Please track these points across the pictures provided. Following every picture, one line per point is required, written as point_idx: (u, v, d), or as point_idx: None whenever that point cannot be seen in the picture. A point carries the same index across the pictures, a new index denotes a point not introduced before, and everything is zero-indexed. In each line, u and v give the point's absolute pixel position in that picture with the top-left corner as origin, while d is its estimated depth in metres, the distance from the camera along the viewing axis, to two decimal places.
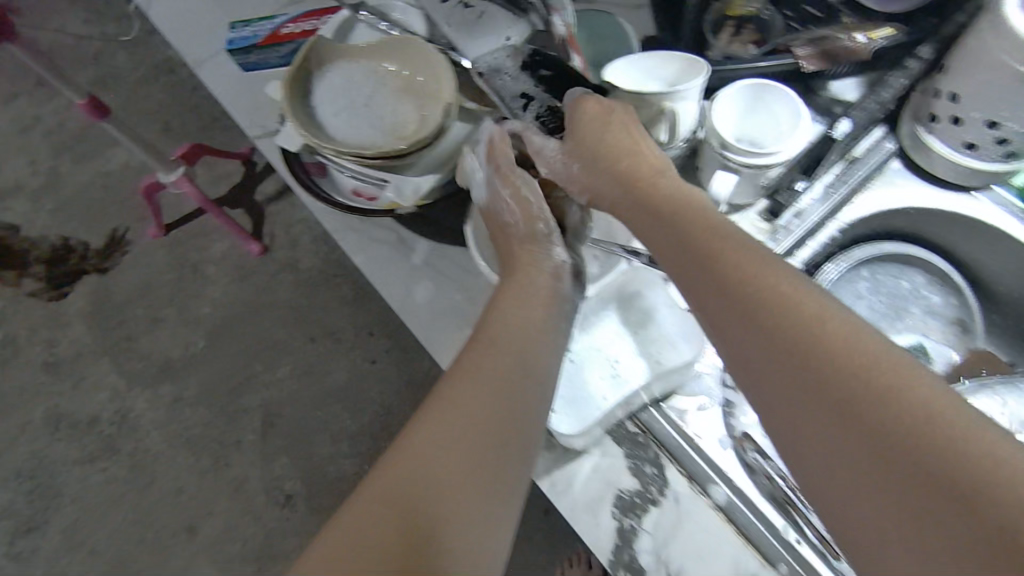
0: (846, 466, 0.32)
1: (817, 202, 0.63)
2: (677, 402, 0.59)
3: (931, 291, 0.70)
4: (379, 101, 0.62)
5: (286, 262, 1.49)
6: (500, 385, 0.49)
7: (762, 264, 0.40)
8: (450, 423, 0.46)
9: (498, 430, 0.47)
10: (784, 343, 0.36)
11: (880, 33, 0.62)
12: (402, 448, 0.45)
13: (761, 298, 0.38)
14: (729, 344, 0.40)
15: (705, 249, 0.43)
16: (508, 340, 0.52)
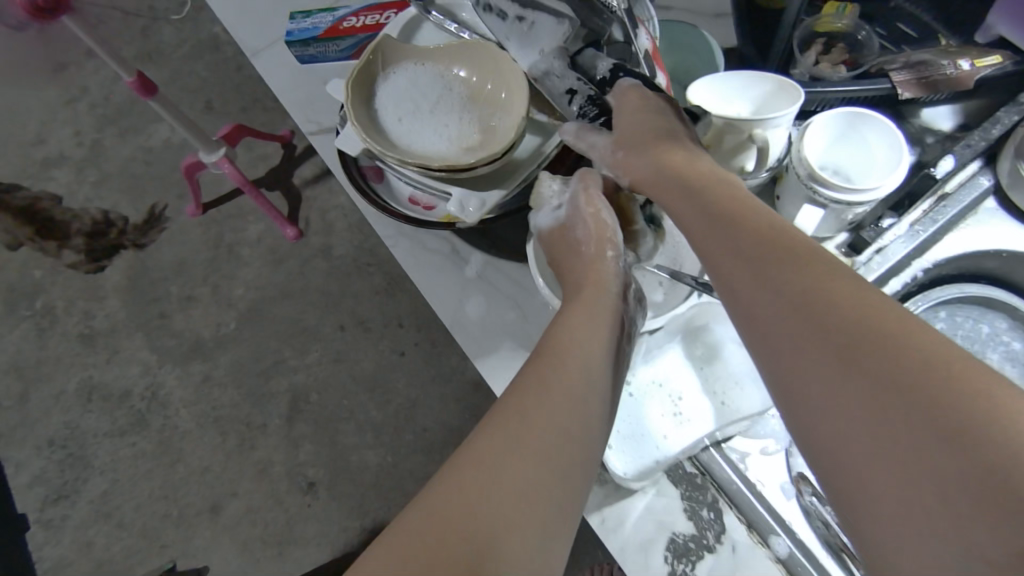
0: (853, 425, 0.30)
1: (902, 243, 0.59)
2: (738, 444, 0.56)
3: (1012, 335, 0.64)
4: (445, 107, 0.60)
5: (322, 248, 1.48)
6: (569, 394, 0.44)
7: (816, 257, 0.37)
8: (514, 434, 0.40)
9: (565, 445, 0.41)
10: (834, 338, 0.32)
11: (987, 60, 0.59)
12: (461, 461, 0.39)
13: (811, 291, 0.35)
14: (771, 341, 0.36)
15: (752, 237, 0.40)
16: (574, 345, 0.47)
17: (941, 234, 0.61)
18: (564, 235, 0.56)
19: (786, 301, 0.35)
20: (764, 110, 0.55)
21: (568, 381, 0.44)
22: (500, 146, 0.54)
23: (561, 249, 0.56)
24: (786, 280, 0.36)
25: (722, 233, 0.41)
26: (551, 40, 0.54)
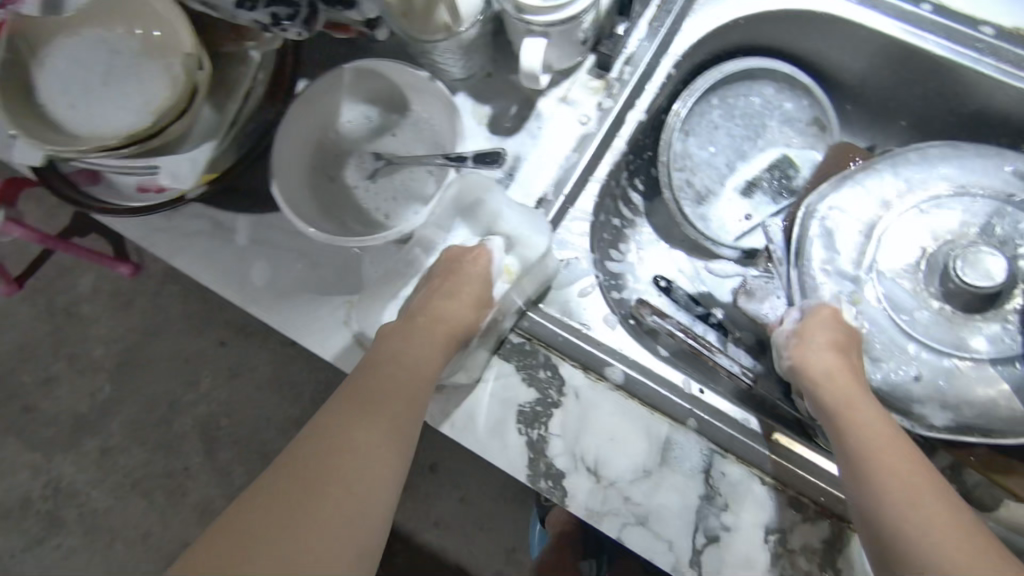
0: (916, 490, 0.41)
1: (640, 40, 0.59)
2: (555, 300, 0.57)
3: (782, 98, 0.67)
4: (118, 74, 0.50)
5: (170, 271, 1.22)
6: (397, 408, 0.45)
7: (903, 444, 0.44)
8: (333, 441, 0.42)
9: (387, 454, 0.43)
10: (875, 439, 0.44)
11: None
12: (280, 474, 0.41)
13: (886, 447, 0.44)
14: (877, 446, 0.44)
15: (827, 375, 0.49)
16: (406, 352, 0.47)
17: (680, 24, 0.60)
18: (469, 277, 0.50)
19: (862, 425, 0.45)
20: None
21: (395, 394, 0.45)
22: (176, 95, 0.47)
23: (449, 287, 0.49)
24: (875, 452, 0.44)
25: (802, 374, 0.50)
26: None
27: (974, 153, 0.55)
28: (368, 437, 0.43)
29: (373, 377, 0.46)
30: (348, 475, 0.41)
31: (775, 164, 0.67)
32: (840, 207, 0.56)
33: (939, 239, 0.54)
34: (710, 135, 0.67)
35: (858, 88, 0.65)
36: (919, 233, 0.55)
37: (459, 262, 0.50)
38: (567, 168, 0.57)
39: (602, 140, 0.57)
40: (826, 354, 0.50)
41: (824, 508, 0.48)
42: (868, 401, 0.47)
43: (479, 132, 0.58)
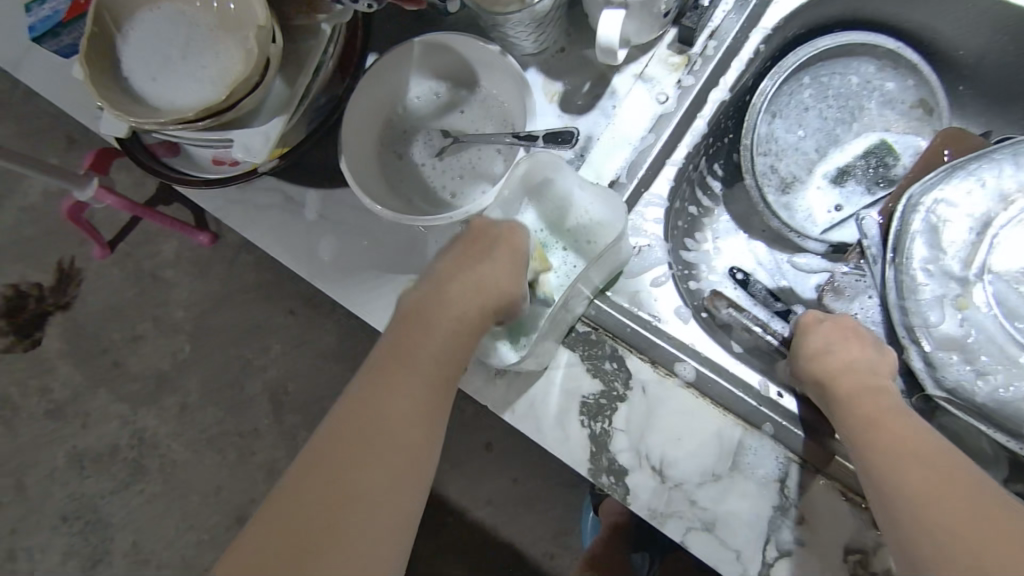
0: (919, 481, 0.37)
1: (724, 13, 0.55)
2: (624, 288, 0.54)
3: (883, 78, 0.61)
4: (196, 48, 0.50)
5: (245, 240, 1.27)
6: (423, 395, 0.42)
7: (911, 434, 0.40)
8: (359, 438, 0.40)
9: (414, 443, 0.41)
10: (896, 451, 0.40)
11: None
12: (304, 473, 0.39)
13: (887, 440, 0.40)
14: (875, 441, 0.41)
15: (844, 394, 0.44)
16: (430, 335, 0.44)
17: None
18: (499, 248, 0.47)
19: (883, 440, 0.40)
20: None
21: (423, 381, 0.43)
22: (249, 66, 0.47)
23: (477, 265, 0.46)
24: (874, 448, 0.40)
25: (817, 389, 0.46)
26: None
27: None
28: (395, 428, 0.41)
29: (396, 359, 0.43)
30: (376, 474, 0.39)
31: (870, 151, 0.62)
32: (949, 200, 0.50)
33: None
34: (800, 117, 0.62)
35: (977, 65, 0.58)
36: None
37: (488, 242, 0.47)
38: (641, 149, 0.53)
39: (681, 119, 0.54)
40: (835, 368, 0.46)
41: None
42: (878, 402, 0.43)
43: (550, 111, 0.56)
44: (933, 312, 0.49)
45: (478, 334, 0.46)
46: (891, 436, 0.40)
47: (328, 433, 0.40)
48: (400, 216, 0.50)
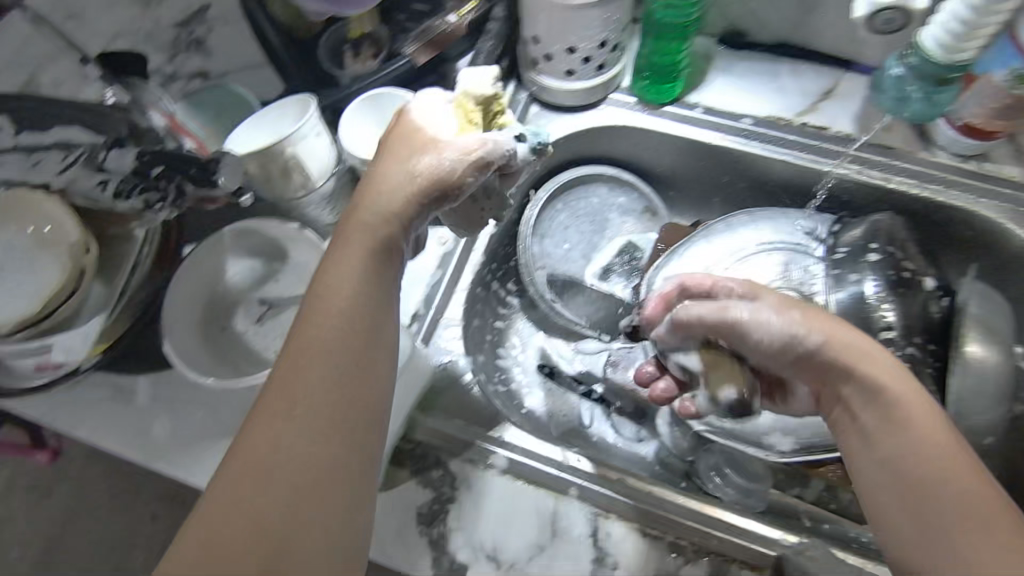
0: (952, 489, 0.43)
1: None
2: (438, 405, 0.61)
3: (616, 195, 0.80)
4: (12, 267, 0.55)
5: (92, 452, 1.19)
6: (348, 328, 0.45)
7: (943, 443, 0.44)
8: (280, 421, 0.42)
9: (354, 376, 0.44)
10: (927, 463, 0.44)
11: (466, 8, 0.69)
12: (256, 435, 0.42)
13: (925, 444, 0.45)
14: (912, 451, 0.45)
15: (884, 389, 0.46)
16: (339, 295, 0.45)
17: None
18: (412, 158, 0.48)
19: (921, 470, 0.44)
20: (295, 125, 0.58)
21: (343, 325, 0.45)
22: (62, 278, 0.53)
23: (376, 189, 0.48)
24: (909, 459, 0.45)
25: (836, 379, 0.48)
26: (55, 164, 0.57)
27: (766, 215, 0.69)
28: (329, 380, 0.43)
29: (317, 305, 0.45)
30: (321, 448, 0.42)
31: (624, 249, 0.78)
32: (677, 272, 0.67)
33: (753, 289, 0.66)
34: (564, 233, 0.78)
35: (674, 177, 0.78)
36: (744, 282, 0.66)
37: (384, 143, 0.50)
38: (432, 282, 0.65)
39: (460, 255, 0.67)
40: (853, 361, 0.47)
41: (703, 545, 0.53)
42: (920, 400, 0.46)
43: None
44: None
45: (387, 248, 0.47)
46: (915, 460, 0.44)
47: (272, 393, 0.43)
48: (231, 382, 0.55)
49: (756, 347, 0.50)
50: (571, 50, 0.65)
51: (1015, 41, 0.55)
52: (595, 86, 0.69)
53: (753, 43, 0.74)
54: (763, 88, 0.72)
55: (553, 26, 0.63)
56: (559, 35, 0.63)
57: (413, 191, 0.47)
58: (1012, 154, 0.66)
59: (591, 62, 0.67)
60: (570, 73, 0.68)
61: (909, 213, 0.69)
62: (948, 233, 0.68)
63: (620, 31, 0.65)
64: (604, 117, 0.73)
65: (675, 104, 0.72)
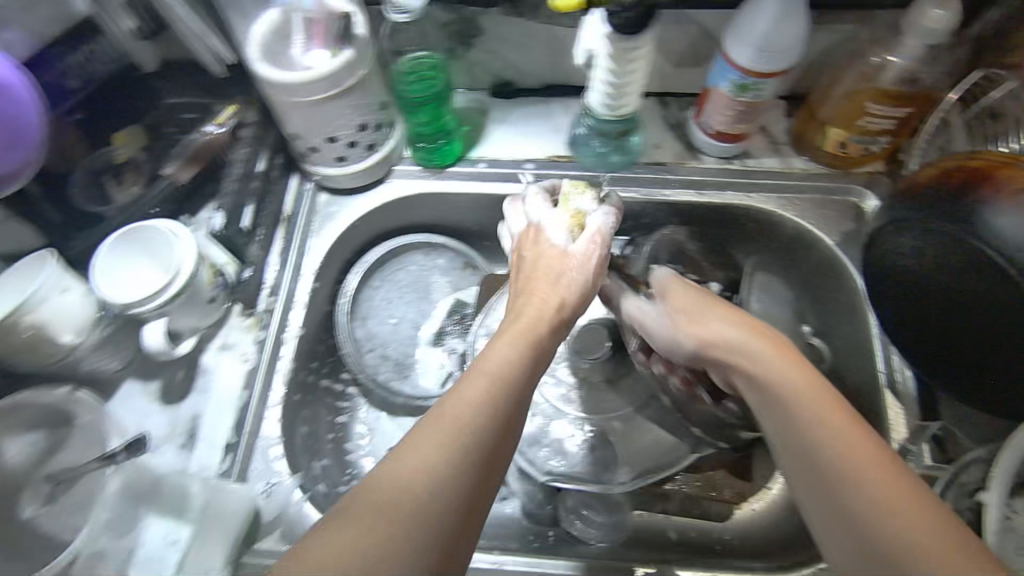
0: (854, 460, 0.41)
1: (274, 271, 0.69)
2: (265, 539, 0.58)
3: (432, 258, 0.79)
4: None
5: None
6: (507, 397, 0.45)
7: (835, 412, 0.44)
8: (428, 456, 0.40)
9: (496, 438, 0.43)
10: (832, 427, 0.43)
11: (223, 115, 0.67)
12: (400, 462, 0.40)
13: (822, 416, 0.44)
14: (806, 427, 0.44)
15: (759, 371, 0.48)
16: (490, 362, 0.47)
17: (307, 245, 0.71)
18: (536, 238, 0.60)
19: (822, 444, 0.43)
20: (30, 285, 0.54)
21: (506, 387, 0.45)
22: None
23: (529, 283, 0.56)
24: (808, 434, 0.43)
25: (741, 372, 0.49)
26: None
27: None
28: (480, 429, 0.42)
29: (485, 356, 0.47)
30: (460, 502, 0.39)
31: (452, 309, 0.79)
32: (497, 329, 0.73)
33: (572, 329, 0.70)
34: (387, 309, 0.77)
35: (482, 230, 0.79)
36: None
37: (523, 258, 0.59)
38: (240, 401, 0.63)
39: (266, 367, 0.65)
40: (738, 333, 0.50)
41: None
42: (808, 374, 0.46)
43: (154, 407, 0.64)
44: None
45: (541, 347, 0.50)
46: (816, 439, 0.43)
47: (429, 416, 0.42)
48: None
49: (659, 344, 0.58)
50: (332, 139, 0.64)
51: (725, 56, 0.58)
52: (370, 166, 0.69)
53: (523, 89, 0.76)
54: (540, 130, 0.74)
55: (308, 119, 0.61)
56: (317, 126, 0.62)
57: (566, 291, 0.55)
58: (769, 146, 0.71)
59: (358, 144, 0.66)
60: (341, 158, 0.67)
61: (695, 218, 0.72)
62: (733, 228, 0.72)
63: (377, 112, 0.64)
64: (391, 192, 0.73)
65: (459, 162, 0.73)
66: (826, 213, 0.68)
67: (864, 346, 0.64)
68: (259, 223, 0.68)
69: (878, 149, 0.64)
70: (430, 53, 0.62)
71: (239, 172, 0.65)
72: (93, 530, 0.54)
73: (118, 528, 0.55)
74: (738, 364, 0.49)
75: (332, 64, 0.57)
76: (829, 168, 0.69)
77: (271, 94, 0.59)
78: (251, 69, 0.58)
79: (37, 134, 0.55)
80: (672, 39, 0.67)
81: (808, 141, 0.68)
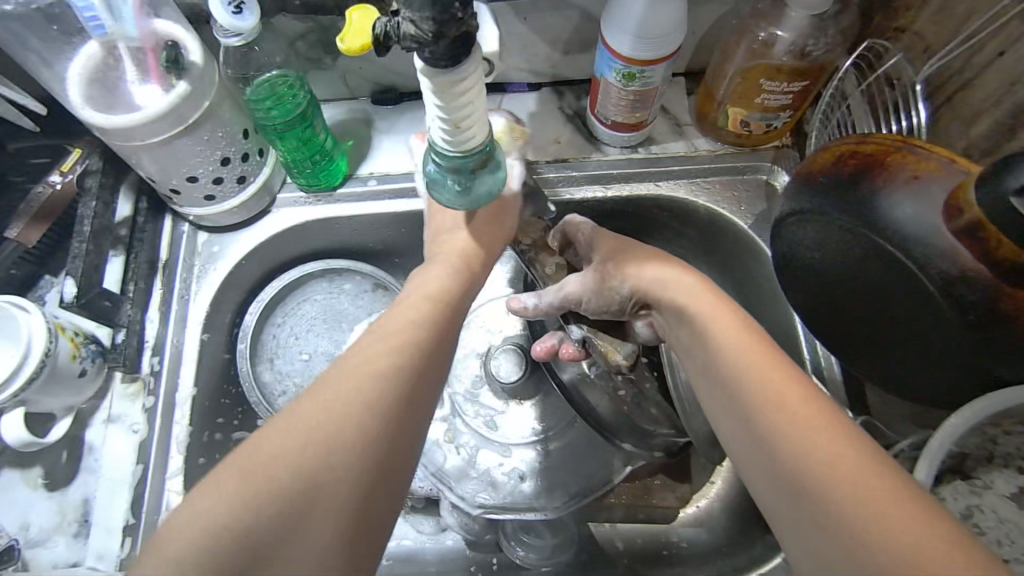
0: (771, 385, 0.39)
1: (156, 327, 0.62)
2: None
3: (338, 283, 0.73)
4: None
5: None
6: (420, 359, 0.42)
7: (752, 342, 0.42)
8: (327, 419, 0.37)
9: (404, 399, 0.40)
10: (749, 355, 0.41)
11: (69, 162, 0.60)
12: (294, 424, 0.37)
13: (741, 344, 0.42)
14: (725, 355, 0.42)
15: (684, 304, 0.46)
16: (414, 321, 0.43)
17: (190, 292, 0.64)
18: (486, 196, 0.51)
19: (740, 370, 0.41)
20: None
21: (420, 349, 0.42)
22: None
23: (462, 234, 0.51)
24: (727, 360, 0.42)
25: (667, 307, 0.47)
26: None
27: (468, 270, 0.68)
28: (390, 395, 0.39)
29: (403, 311, 0.44)
30: (357, 466, 0.37)
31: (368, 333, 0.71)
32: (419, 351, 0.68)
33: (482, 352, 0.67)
34: (294, 345, 0.70)
35: (387, 249, 0.74)
36: (480, 337, 0.68)
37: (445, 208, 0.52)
38: (132, 479, 0.57)
39: (159, 438, 0.58)
40: (662, 279, 0.48)
41: None
42: (728, 309, 0.45)
43: (38, 497, 0.57)
44: (437, 454, 0.62)
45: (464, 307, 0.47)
46: (733, 365, 0.41)
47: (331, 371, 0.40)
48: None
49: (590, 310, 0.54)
50: (191, 179, 0.58)
51: (605, 45, 0.54)
52: (246, 200, 0.63)
53: (408, 94, 0.70)
54: None
55: (157, 161, 0.55)
56: (170, 167, 0.56)
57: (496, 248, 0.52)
58: (673, 129, 0.67)
59: (225, 180, 0.60)
60: (210, 196, 0.61)
61: (606, 213, 0.69)
62: (646, 218, 0.69)
63: (241, 143, 0.58)
64: (278, 223, 0.67)
65: (348, 182, 0.67)
66: (737, 195, 0.65)
67: (788, 329, 0.61)
68: (128, 279, 0.61)
69: (781, 124, 0.62)
70: (284, 72, 0.58)
71: (89, 229, 0.57)
72: None
73: None
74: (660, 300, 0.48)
75: (169, 99, 0.51)
76: (734, 147, 0.66)
77: (108, 140, 0.52)
78: (78, 114, 0.51)
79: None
80: (554, 27, 0.62)
81: (710, 120, 0.65)
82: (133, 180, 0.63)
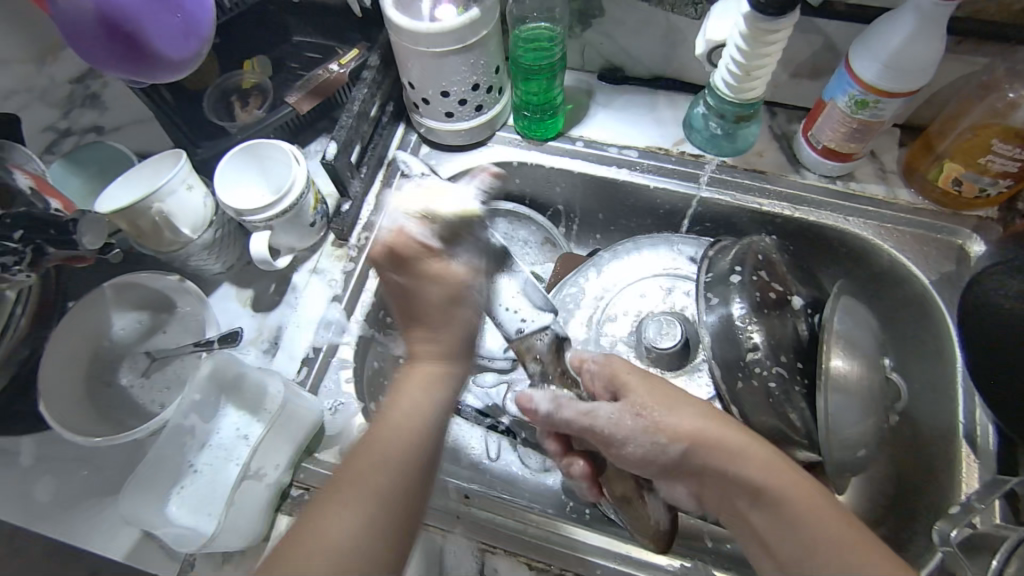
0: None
1: (370, 209, 0.72)
2: (323, 450, 0.62)
3: (516, 228, 0.80)
4: None
5: None
6: (413, 442, 0.47)
7: (832, 525, 0.45)
8: (333, 512, 0.43)
9: (404, 473, 0.46)
10: (825, 539, 0.44)
11: (347, 58, 0.71)
12: (308, 523, 0.43)
13: (818, 534, 0.44)
14: (801, 539, 0.45)
15: (755, 479, 0.47)
16: (410, 413, 0.48)
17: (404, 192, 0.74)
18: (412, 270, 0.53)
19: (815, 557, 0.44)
20: (157, 178, 0.61)
21: (409, 435, 0.47)
22: None
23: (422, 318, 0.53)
24: (811, 544, 0.44)
25: (724, 477, 0.48)
26: None
27: (647, 241, 0.73)
28: (387, 480, 0.45)
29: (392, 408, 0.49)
30: (366, 538, 0.43)
31: None
32: (576, 295, 0.71)
33: (634, 316, 0.70)
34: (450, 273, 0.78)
35: (568, 209, 0.80)
36: (633, 302, 0.71)
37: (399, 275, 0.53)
38: (323, 321, 0.67)
39: (350, 297, 0.68)
40: (754, 452, 0.48)
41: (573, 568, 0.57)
42: (803, 490, 0.46)
43: (245, 312, 0.68)
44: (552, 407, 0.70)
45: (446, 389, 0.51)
46: (807, 550, 0.44)
47: (343, 467, 0.46)
48: (111, 438, 0.58)
49: (626, 459, 0.51)
50: (444, 94, 0.67)
51: (848, 68, 0.58)
52: (477, 125, 0.72)
53: (630, 78, 0.77)
54: (640, 122, 0.75)
55: (425, 70, 0.64)
56: (433, 79, 0.65)
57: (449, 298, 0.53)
58: (876, 173, 0.69)
59: (467, 104, 0.69)
60: (449, 114, 0.70)
61: (787, 233, 0.71)
62: (823, 248, 0.70)
63: (491, 75, 0.68)
64: (494, 155, 0.75)
65: (559, 138, 0.74)
66: (926, 249, 0.66)
67: (944, 390, 0.61)
68: (364, 162, 0.71)
69: (995, 193, 0.62)
70: (552, 27, 0.67)
71: (357, 109, 0.67)
72: (182, 407, 0.59)
73: (202, 406, 0.60)
74: (736, 470, 0.48)
75: (460, 19, 0.59)
76: (936, 204, 0.67)
77: (396, 41, 0.62)
78: (383, 15, 0.61)
79: (207, 29, 0.49)
80: (794, 46, 0.66)
81: (920, 172, 0.66)
82: (390, 86, 0.74)
